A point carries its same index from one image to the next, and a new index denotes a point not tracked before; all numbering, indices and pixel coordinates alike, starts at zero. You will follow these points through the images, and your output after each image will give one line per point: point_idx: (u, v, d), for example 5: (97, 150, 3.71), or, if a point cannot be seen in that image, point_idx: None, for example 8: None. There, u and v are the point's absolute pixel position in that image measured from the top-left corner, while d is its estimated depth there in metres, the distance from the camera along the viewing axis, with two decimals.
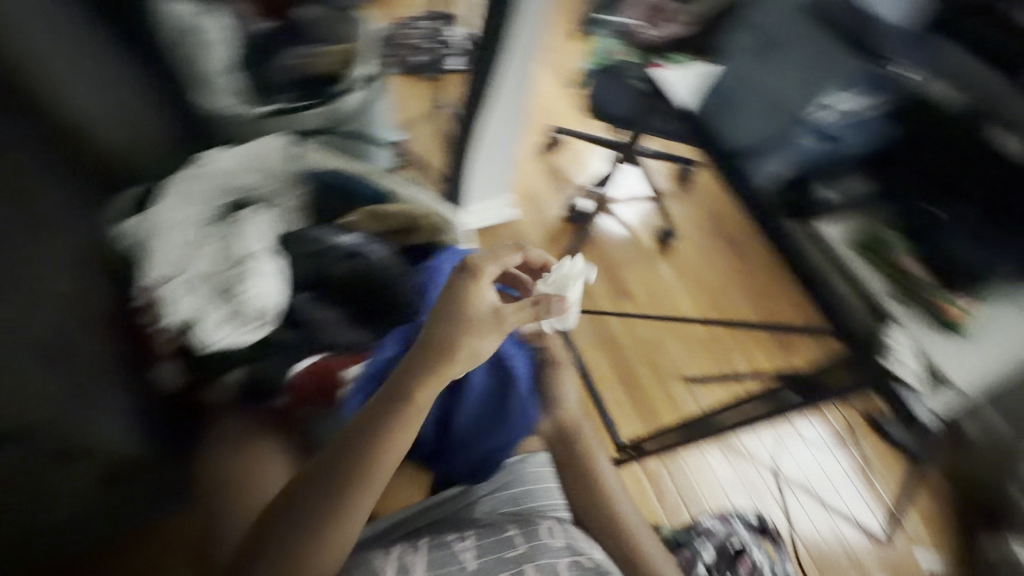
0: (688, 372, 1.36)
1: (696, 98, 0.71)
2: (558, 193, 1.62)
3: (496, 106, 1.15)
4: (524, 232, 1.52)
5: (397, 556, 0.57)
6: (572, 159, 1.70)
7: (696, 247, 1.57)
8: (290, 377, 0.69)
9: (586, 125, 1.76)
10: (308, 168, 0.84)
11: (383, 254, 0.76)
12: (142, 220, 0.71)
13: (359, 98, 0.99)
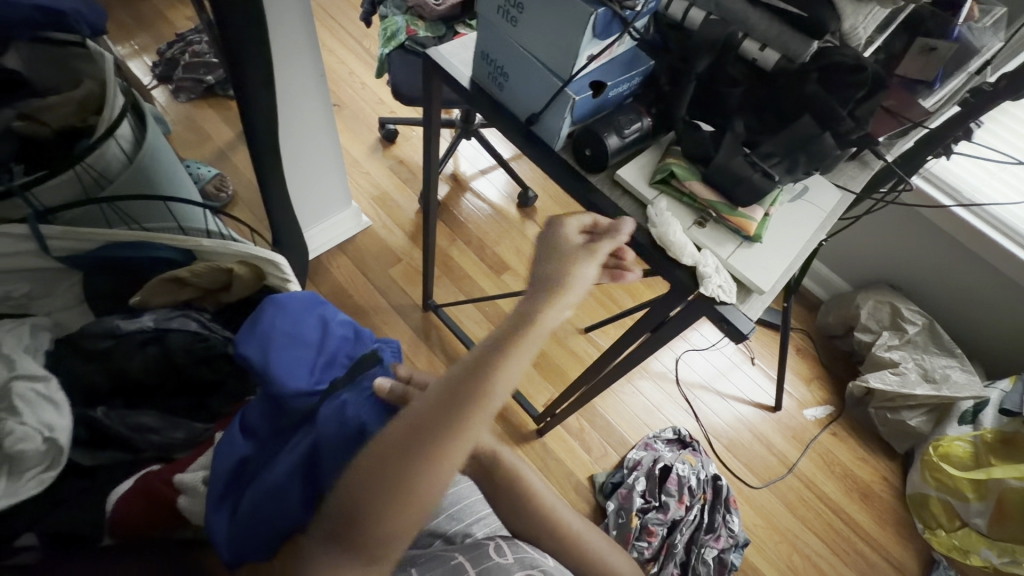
0: (582, 324, 1.39)
1: (473, 74, 0.70)
2: (408, 186, 1.54)
3: (297, 116, 1.04)
4: (387, 239, 1.43)
5: None
6: (413, 148, 1.63)
7: (557, 203, 1.60)
8: (109, 516, 0.55)
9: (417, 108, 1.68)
10: (69, 253, 0.67)
11: (198, 326, 0.66)
12: None
13: (123, 147, 0.78)
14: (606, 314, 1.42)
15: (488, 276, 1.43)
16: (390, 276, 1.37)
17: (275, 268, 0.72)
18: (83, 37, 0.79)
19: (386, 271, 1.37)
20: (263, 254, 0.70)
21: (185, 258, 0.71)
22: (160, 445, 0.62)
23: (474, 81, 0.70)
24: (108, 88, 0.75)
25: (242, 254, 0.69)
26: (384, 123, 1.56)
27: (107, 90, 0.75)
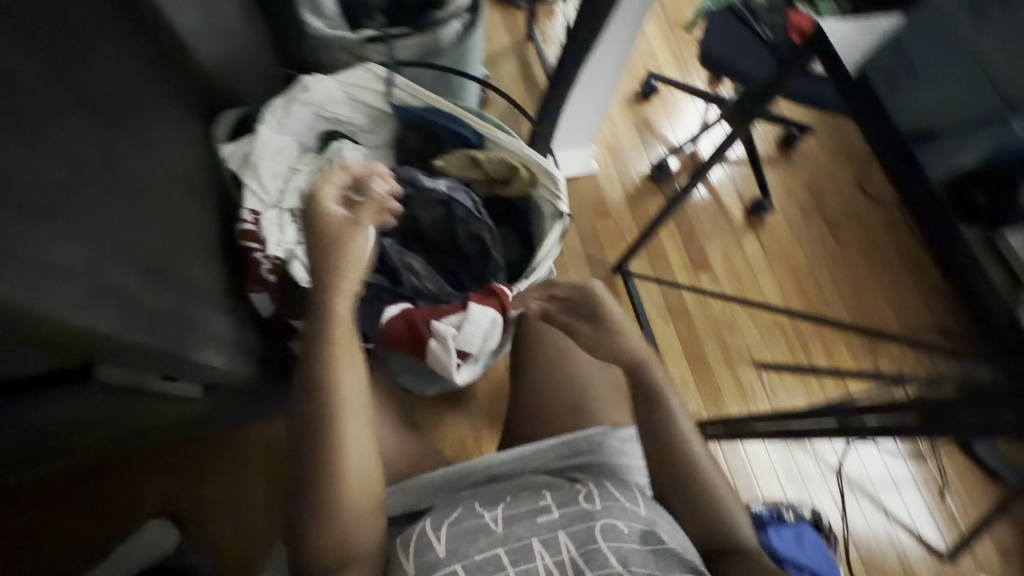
0: (760, 357, 1.28)
1: (859, 64, 0.58)
2: (644, 148, 1.49)
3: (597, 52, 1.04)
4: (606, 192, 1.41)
5: (470, 509, 0.57)
6: (663, 111, 1.56)
7: (789, 223, 1.44)
8: (381, 325, 0.70)
9: (686, 77, 1.58)
10: (404, 104, 0.80)
11: (470, 205, 0.76)
12: (242, 147, 0.72)
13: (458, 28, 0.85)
14: (787, 356, 1.29)
15: (686, 269, 1.36)
16: (594, 226, 1.36)
17: (546, 182, 0.75)
18: None
19: (591, 220, 1.37)
20: (546, 165, 0.74)
21: (478, 142, 0.80)
22: (415, 288, 0.74)
23: (860, 71, 0.57)
24: None
25: (530, 157, 0.74)
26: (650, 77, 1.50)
27: None
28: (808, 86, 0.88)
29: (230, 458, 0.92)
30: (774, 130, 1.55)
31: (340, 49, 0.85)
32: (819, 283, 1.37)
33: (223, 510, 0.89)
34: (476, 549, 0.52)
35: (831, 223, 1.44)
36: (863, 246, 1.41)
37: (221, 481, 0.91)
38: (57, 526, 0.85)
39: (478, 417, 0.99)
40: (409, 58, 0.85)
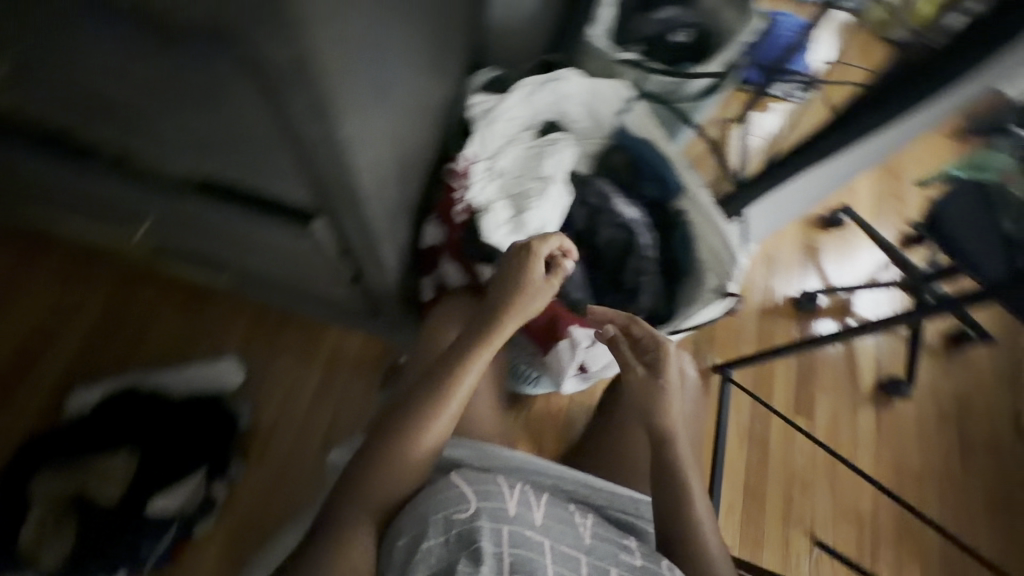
0: (816, 532, 1.32)
1: None
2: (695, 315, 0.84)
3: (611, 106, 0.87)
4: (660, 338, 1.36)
5: (522, 498, 0.66)
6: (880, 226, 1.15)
7: (789, 383, 1.46)
8: None
9: (847, 250, 1.63)
10: (630, 130, 0.91)
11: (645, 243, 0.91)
12: (487, 102, 0.83)
13: (701, 85, 0.96)
14: (852, 554, 1.32)
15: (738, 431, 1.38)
16: None
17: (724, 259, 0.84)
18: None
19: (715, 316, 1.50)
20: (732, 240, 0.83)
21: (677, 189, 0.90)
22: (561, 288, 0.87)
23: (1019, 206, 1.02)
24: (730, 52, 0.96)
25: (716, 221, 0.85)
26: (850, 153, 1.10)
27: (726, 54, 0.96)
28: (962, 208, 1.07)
29: (306, 345, 1.22)
30: (950, 323, 1.56)
31: (596, 60, 0.95)
32: (922, 554, 1.34)
33: (321, 374, 1.20)
34: (519, 537, 0.61)
35: (852, 394, 1.47)
36: (992, 491, 1.42)
37: (291, 349, 1.21)
38: (137, 349, 1.15)
39: (533, 415, 1.28)
40: (655, 93, 0.96)
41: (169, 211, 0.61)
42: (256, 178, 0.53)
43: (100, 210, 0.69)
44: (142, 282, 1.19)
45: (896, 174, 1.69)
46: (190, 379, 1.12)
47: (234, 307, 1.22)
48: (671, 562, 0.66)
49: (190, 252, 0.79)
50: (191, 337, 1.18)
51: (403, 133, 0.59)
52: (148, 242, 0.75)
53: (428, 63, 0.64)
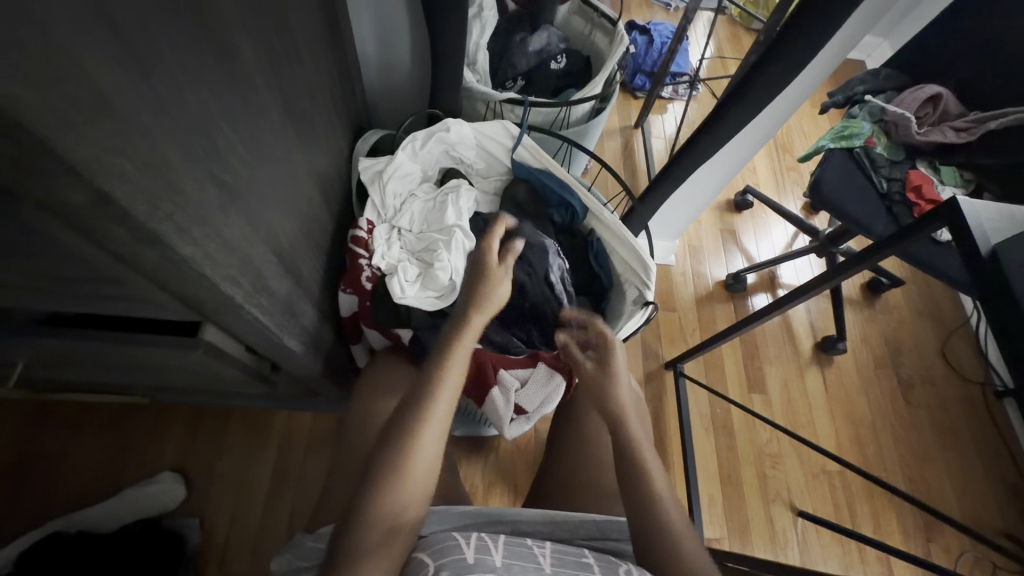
0: (798, 503, 1.35)
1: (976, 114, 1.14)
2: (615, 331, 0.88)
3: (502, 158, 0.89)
4: None
5: (477, 541, 0.65)
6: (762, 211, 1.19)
7: (738, 362, 1.52)
8: None
9: (762, 225, 1.73)
10: (523, 162, 0.93)
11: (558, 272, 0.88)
12: (377, 164, 0.83)
13: (588, 109, 1.01)
14: (832, 514, 1.35)
15: (704, 423, 1.41)
16: None
17: (638, 270, 0.87)
18: (615, 18, 1.12)
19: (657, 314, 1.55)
20: (640, 251, 0.86)
21: (582, 211, 0.93)
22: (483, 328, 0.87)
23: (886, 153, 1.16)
24: (606, 70, 1.01)
25: (627, 239, 0.87)
26: (727, 154, 1.13)
27: (604, 72, 1.01)
28: (837, 173, 1.15)
29: (253, 435, 1.16)
30: (864, 275, 1.69)
31: (479, 100, 0.99)
32: (894, 497, 1.39)
33: (274, 466, 1.14)
34: (478, 571, 0.59)
35: (797, 361, 1.54)
36: (938, 422, 1.52)
37: (236, 448, 1.14)
38: (60, 489, 1.05)
39: (501, 455, 1.25)
40: (540, 122, 1.00)
41: (40, 349, 0.56)
42: (129, 307, 0.50)
43: None
44: (56, 414, 1.10)
45: (789, 148, 1.82)
46: (127, 509, 1.03)
47: (166, 417, 1.14)
48: (629, 566, 0.65)
49: (81, 383, 0.73)
50: (119, 462, 1.08)
51: (276, 222, 0.57)
52: (34, 380, 0.68)
53: (291, 144, 0.63)
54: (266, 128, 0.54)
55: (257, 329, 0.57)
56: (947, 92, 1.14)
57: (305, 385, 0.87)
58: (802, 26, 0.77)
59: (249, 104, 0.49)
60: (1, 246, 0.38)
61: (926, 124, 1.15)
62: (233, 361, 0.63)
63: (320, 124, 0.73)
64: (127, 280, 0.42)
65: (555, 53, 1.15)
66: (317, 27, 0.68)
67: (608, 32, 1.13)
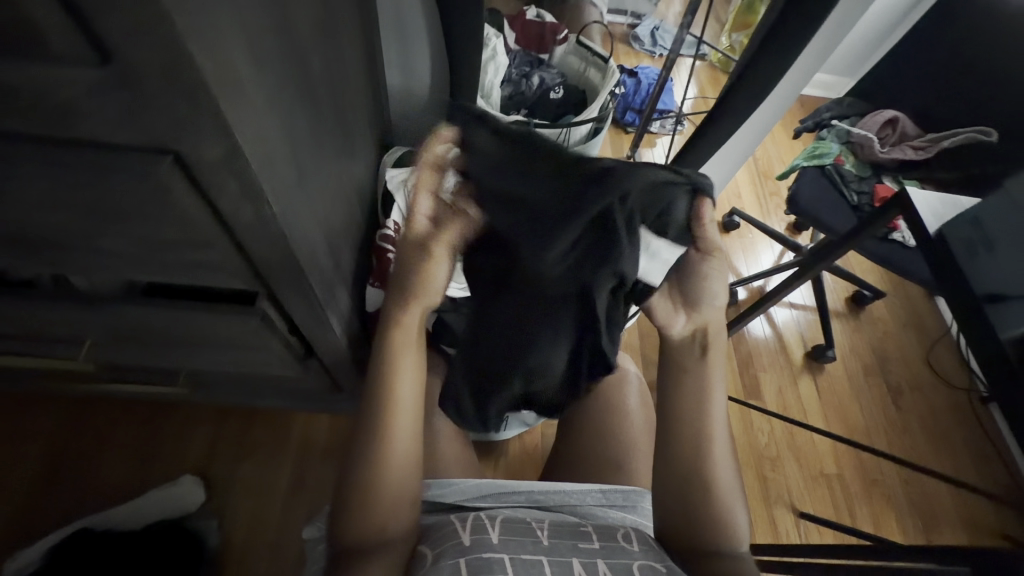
0: (799, 505, 1.39)
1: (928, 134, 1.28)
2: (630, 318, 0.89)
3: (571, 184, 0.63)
4: None
5: (474, 521, 0.67)
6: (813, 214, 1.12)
7: (734, 369, 1.59)
8: None
9: (750, 243, 1.85)
10: None
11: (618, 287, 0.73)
12: (402, 175, 0.95)
13: (585, 131, 1.15)
14: (833, 515, 1.39)
15: None
16: None
17: None
18: (607, 56, 1.27)
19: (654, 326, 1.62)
20: None
21: None
22: None
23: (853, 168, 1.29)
24: (601, 97, 1.14)
25: None
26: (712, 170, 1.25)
27: (599, 98, 1.14)
28: (811, 187, 1.28)
29: (272, 438, 1.20)
30: (849, 289, 1.79)
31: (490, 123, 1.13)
32: (892, 499, 1.44)
33: (292, 468, 1.18)
34: (473, 551, 0.61)
35: (791, 368, 1.62)
36: (928, 426, 1.58)
37: (258, 447, 1.19)
38: (87, 489, 1.09)
39: (511, 459, 1.30)
40: (543, 142, 1.12)
41: (115, 322, 0.64)
42: (202, 277, 0.59)
43: (34, 342, 0.69)
44: (88, 419, 1.16)
45: (770, 174, 1.97)
46: (149, 509, 1.06)
47: (189, 422, 1.19)
48: (629, 534, 0.70)
49: (134, 366, 0.80)
50: (147, 460, 1.14)
51: (326, 210, 0.67)
52: (94, 361, 0.75)
53: (338, 150, 0.73)
54: (322, 131, 0.65)
55: (307, 302, 0.66)
56: (903, 116, 1.28)
57: (331, 376, 0.94)
58: (769, 55, 0.91)
59: (313, 107, 0.59)
60: (122, 210, 0.46)
61: (887, 144, 1.28)
62: (281, 337, 0.71)
63: (357, 137, 0.84)
64: (218, 243, 0.51)
65: (554, 85, 1.29)
66: (359, 56, 0.80)
67: (601, 67, 1.28)
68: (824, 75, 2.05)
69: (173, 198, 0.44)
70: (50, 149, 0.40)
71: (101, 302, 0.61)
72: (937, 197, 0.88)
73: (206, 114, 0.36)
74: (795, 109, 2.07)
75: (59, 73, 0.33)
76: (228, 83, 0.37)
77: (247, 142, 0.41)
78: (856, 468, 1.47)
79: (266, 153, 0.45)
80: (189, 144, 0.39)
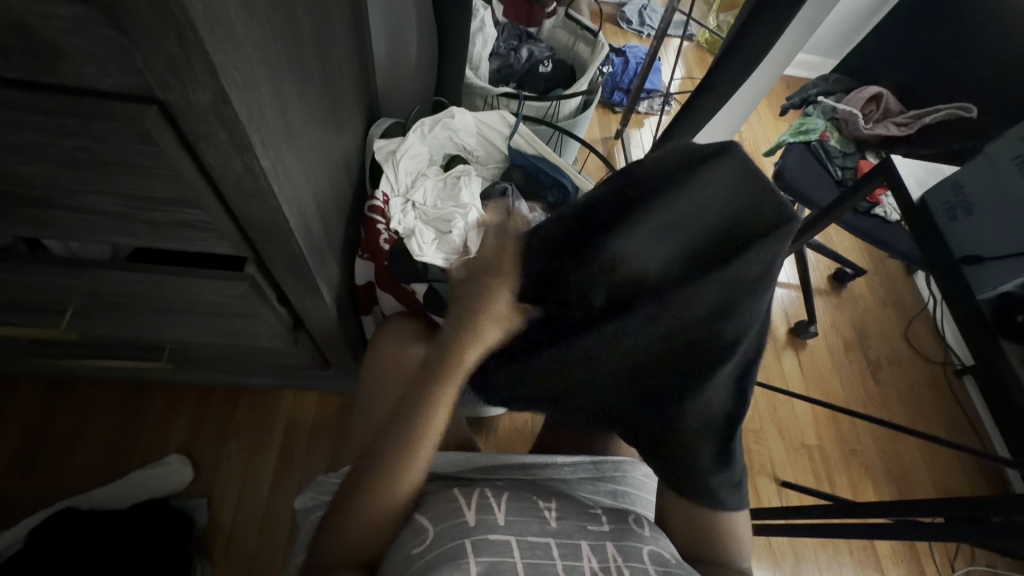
0: (781, 475, 1.43)
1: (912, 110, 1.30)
2: None
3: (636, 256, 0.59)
4: None
5: (478, 499, 0.66)
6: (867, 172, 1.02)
7: None
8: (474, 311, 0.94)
9: None
10: (520, 149, 1.02)
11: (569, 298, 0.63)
12: (390, 146, 0.94)
13: (574, 104, 1.14)
14: (813, 485, 1.43)
15: None
16: None
17: None
18: (596, 29, 1.26)
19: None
20: None
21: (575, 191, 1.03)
22: None
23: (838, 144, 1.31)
24: (591, 70, 1.13)
25: None
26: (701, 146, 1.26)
27: (588, 71, 1.13)
28: (796, 164, 1.30)
29: (260, 417, 1.19)
30: (831, 267, 1.83)
31: (478, 96, 1.12)
32: (869, 469, 1.49)
33: (280, 450, 1.16)
34: (479, 533, 0.61)
35: (777, 345, 1.65)
36: (906, 399, 1.63)
37: (245, 430, 1.17)
38: (70, 469, 1.07)
39: (500, 434, 1.31)
40: (533, 115, 1.12)
41: (97, 289, 0.63)
42: (185, 242, 0.57)
43: (12, 311, 0.68)
44: (71, 397, 1.14)
45: (756, 154, 1.99)
46: (134, 489, 1.04)
47: (177, 401, 1.18)
48: (636, 515, 0.70)
49: (117, 339, 0.78)
50: (132, 441, 1.12)
51: (315, 175, 0.66)
52: (76, 332, 0.74)
53: (326, 116, 0.72)
54: (312, 92, 0.63)
55: (295, 268, 0.65)
56: (887, 92, 1.30)
57: (319, 350, 0.93)
58: (757, 27, 0.91)
59: (303, 69, 0.58)
60: (106, 167, 0.45)
61: (871, 121, 1.30)
62: (271, 306, 0.70)
63: (345, 104, 0.82)
64: (206, 204, 0.50)
65: (542, 58, 1.27)
66: (348, 20, 0.78)
67: (591, 40, 1.27)
68: (809, 55, 2.06)
69: (161, 152, 0.43)
70: (26, 97, 0.38)
71: (83, 268, 0.60)
72: (919, 164, 0.91)
73: (195, 57, 0.35)
74: (781, 89, 2.08)
75: (39, 9, 0.32)
76: (218, 29, 0.36)
77: (238, 94, 0.41)
78: (836, 439, 1.51)
79: (256, 107, 0.44)
80: (176, 90, 0.38)
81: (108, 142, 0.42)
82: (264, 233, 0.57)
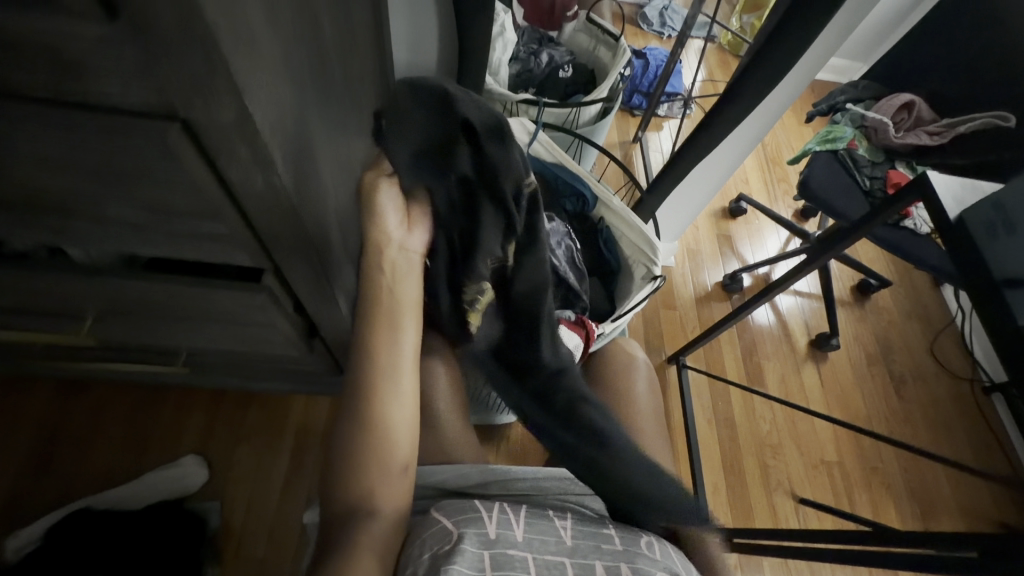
0: (798, 492, 1.40)
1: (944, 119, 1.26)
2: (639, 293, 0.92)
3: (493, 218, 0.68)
4: None
5: (499, 512, 0.66)
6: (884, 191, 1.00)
7: (737, 357, 1.59)
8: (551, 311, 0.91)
9: (758, 231, 1.82)
10: (539, 156, 1.00)
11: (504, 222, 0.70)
12: None
13: (594, 111, 1.12)
14: (831, 502, 1.40)
15: (707, 420, 1.46)
16: None
17: (645, 251, 0.96)
18: (618, 33, 1.23)
19: (658, 312, 1.62)
20: (649, 234, 0.94)
21: (593, 200, 1.01)
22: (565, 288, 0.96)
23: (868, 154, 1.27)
24: (612, 75, 1.11)
25: (637, 224, 0.95)
26: (723, 154, 1.23)
27: (609, 77, 1.11)
28: (822, 173, 1.26)
29: (271, 420, 1.20)
30: (854, 278, 1.78)
31: (497, 101, 1.11)
32: (891, 487, 1.44)
33: (290, 454, 1.17)
34: (499, 547, 0.60)
35: (796, 358, 1.61)
36: (930, 416, 1.58)
37: (256, 434, 1.18)
38: (86, 468, 1.09)
39: (511, 442, 1.30)
40: (552, 121, 1.10)
41: (115, 297, 0.63)
42: (203, 253, 0.57)
43: (32, 316, 0.68)
44: (89, 396, 1.15)
45: (778, 160, 1.95)
46: (148, 490, 1.05)
47: (192, 402, 1.19)
48: (649, 540, 0.69)
49: (132, 344, 0.78)
50: (146, 442, 1.13)
51: (334, 185, 0.65)
52: (93, 338, 0.74)
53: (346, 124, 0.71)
54: (333, 102, 0.62)
55: (312, 279, 0.65)
56: (920, 100, 1.25)
57: (333, 357, 0.93)
58: (786, 35, 0.88)
59: (324, 80, 0.57)
60: (126, 181, 0.45)
61: (901, 130, 1.26)
62: (287, 316, 0.69)
63: (364, 111, 0.81)
64: (224, 217, 0.49)
65: (563, 63, 1.26)
66: (368, 26, 0.77)
67: (613, 45, 1.24)
68: (836, 59, 2.01)
69: (181, 168, 0.42)
70: (47, 112, 0.38)
71: (101, 278, 0.60)
72: (957, 180, 0.88)
73: (219, 74, 0.34)
74: (806, 94, 2.03)
75: (62, 27, 0.31)
76: (242, 45, 0.35)
77: (260, 109, 0.40)
78: (856, 455, 1.47)
79: (278, 121, 0.43)
80: (198, 107, 0.37)
81: (128, 156, 0.42)
82: (281, 245, 0.57)
